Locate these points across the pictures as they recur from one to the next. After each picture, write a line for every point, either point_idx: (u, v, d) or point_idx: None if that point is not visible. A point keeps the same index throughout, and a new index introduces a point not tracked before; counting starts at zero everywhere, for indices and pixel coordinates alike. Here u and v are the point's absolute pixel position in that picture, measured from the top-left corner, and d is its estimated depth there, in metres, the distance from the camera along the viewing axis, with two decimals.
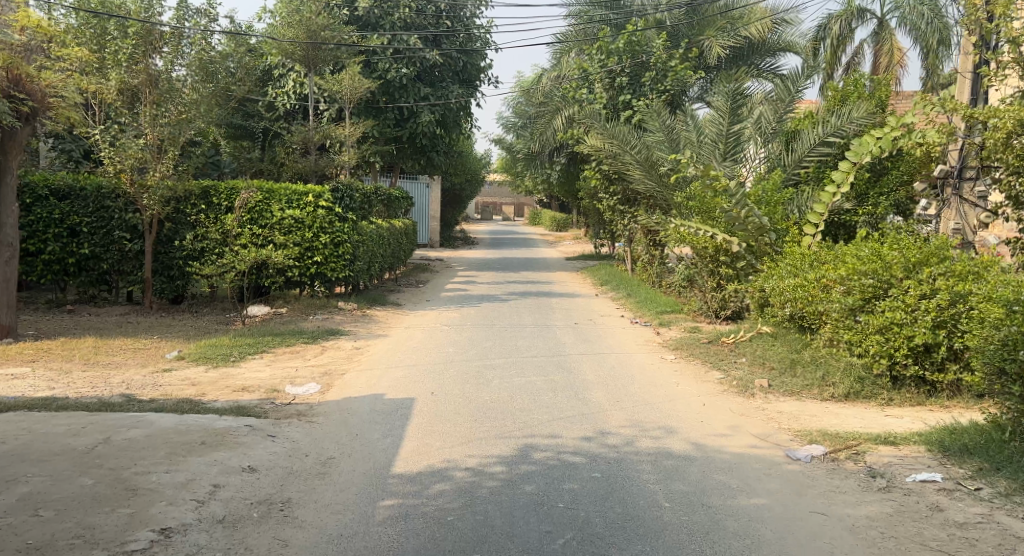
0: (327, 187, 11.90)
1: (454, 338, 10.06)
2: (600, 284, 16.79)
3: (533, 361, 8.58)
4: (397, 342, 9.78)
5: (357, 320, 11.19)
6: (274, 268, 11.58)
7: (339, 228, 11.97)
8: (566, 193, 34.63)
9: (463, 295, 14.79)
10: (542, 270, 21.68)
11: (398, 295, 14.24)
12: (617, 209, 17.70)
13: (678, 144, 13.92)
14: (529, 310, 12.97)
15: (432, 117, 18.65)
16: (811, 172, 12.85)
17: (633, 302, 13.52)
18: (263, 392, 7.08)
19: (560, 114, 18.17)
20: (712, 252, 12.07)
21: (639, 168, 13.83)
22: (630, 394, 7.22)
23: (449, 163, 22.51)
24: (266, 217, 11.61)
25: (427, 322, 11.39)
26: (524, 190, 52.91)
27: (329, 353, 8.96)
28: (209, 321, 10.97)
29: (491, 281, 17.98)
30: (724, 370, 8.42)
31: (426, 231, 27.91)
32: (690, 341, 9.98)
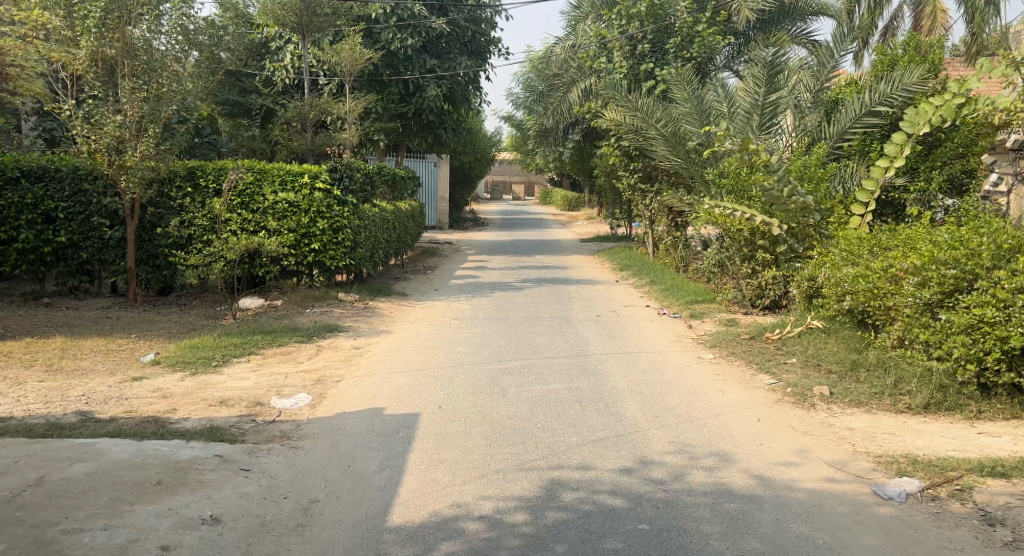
0: (325, 167, 10.87)
1: (466, 335, 9.04)
2: (620, 268, 15.75)
3: (556, 364, 7.55)
4: (402, 341, 8.77)
5: (359, 314, 10.20)
6: (267, 256, 10.57)
7: (339, 212, 10.93)
8: (580, 170, 33.53)
9: (474, 283, 13.77)
10: (557, 252, 20.66)
11: (405, 284, 13.25)
12: (636, 188, 16.65)
13: (707, 115, 12.83)
14: (547, 300, 11.93)
15: (438, 91, 17.65)
16: (856, 146, 11.84)
17: (659, 290, 12.45)
18: (244, 407, 6.09)
19: (576, 86, 17.22)
20: (748, 236, 10.97)
21: (666, 143, 12.78)
22: (671, 407, 6.20)
23: (458, 140, 21.48)
24: (258, 201, 10.58)
25: (436, 316, 10.39)
26: (535, 168, 51.66)
27: (325, 355, 7.96)
28: (196, 315, 9.97)
29: (503, 266, 16.95)
30: (773, 373, 7.38)
31: (435, 212, 26.88)
32: (728, 337, 8.94)
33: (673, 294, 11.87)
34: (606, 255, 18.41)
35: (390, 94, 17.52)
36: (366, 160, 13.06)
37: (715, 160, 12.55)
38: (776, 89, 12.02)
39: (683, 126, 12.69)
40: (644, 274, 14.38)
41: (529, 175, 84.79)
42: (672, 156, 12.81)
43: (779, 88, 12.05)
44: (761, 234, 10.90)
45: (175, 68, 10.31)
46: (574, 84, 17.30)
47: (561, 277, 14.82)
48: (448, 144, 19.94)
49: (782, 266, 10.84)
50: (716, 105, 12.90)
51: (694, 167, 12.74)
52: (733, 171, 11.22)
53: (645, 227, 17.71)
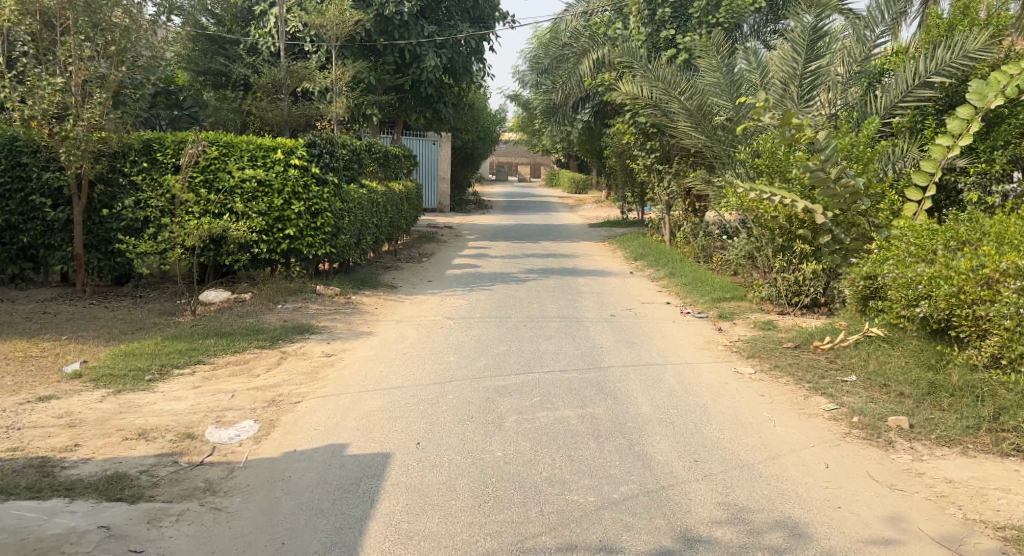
0: (302, 141, 9.61)
1: (460, 339, 7.73)
2: (634, 258, 14.40)
3: (565, 382, 6.24)
4: (384, 346, 7.46)
5: (338, 311, 8.89)
6: (234, 242, 9.25)
7: (317, 193, 9.63)
8: (589, 151, 32.19)
9: (473, 274, 12.45)
10: (565, 238, 19.31)
11: (396, 274, 11.92)
12: (652, 169, 15.29)
13: (738, 88, 11.44)
14: (555, 295, 10.60)
15: (437, 60, 16.40)
16: (905, 123, 10.48)
17: (680, 285, 11.11)
18: (169, 441, 4.78)
19: (588, 56, 15.98)
20: (785, 224, 9.62)
21: (693, 118, 11.41)
22: (713, 445, 4.87)
23: (460, 116, 20.14)
24: (224, 179, 9.27)
25: (428, 313, 9.08)
26: (541, 150, 50.17)
27: (288, 365, 6.64)
28: (150, 310, 8.65)
29: (506, 253, 15.62)
30: (831, 396, 6.05)
31: (436, 194, 25.56)
32: (768, 344, 7.61)
33: (697, 290, 10.52)
34: (618, 243, 17.06)
35: (386, 64, 16.33)
36: (352, 135, 11.76)
37: (751, 138, 11.23)
38: (818, 58, 10.74)
39: (712, 99, 11.42)
40: (661, 265, 13.03)
41: (536, 158, 83.17)
42: (699, 134, 11.43)
43: (822, 57, 10.77)
44: (801, 223, 9.54)
45: (127, 24, 8.99)
46: (586, 54, 16.17)
47: (569, 266, 13.48)
48: (449, 120, 18.59)
49: (824, 259, 9.49)
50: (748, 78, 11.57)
51: (721, 148, 11.33)
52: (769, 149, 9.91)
53: (660, 212, 16.34)
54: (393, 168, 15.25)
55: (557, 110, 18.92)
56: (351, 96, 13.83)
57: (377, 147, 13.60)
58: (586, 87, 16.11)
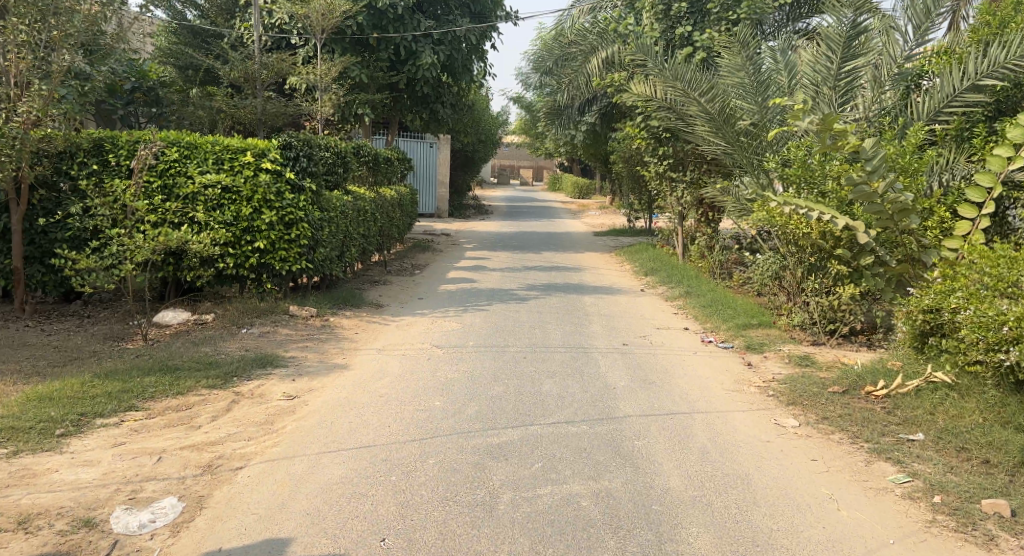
0: (275, 143, 8.54)
1: (449, 374, 6.64)
2: (644, 272, 13.31)
3: (570, 439, 5.14)
4: (360, 384, 6.35)
5: (311, 336, 7.79)
6: (196, 257, 8.15)
7: (291, 200, 8.53)
8: (595, 155, 31.16)
9: (467, 289, 11.37)
10: (568, 248, 18.24)
11: (383, 289, 10.83)
12: (663, 176, 14.21)
13: (765, 89, 10.31)
14: (559, 317, 9.51)
15: (435, 58, 15.42)
16: (952, 130, 9.37)
17: (698, 307, 10.01)
18: (58, 532, 3.69)
19: (596, 55, 15.02)
20: (820, 242, 8.53)
21: (715, 122, 10.32)
22: (765, 546, 3.78)
23: (459, 118, 19.07)
24: (185, 184, 8.17)
25: (415, 339, 7.98)
26: (544, 153, 49.13)
27: (238, 411, 5.54)
28: (96, 333, 7.55)
29: (505, 265, 14.52)
30: (897, 462, 4.95)
31: (434, 199, 24.54)
32: (810, 386, 6.50)
33: (718, 314, 9.43)
34: (626, 254, 15.97)
35: (379, 61, 15.22)
36: (336, 137, 10.70)
37: (781, 144, 10.18)
38: (856, 56, 9.66)
39: (735, 101, 10.33)
40: (674, 282, 11.95)
41: (539, 161, 82.18)
42: (722, 139, 10.34)
43: (863, 55, 9.70)
44: (838, 241, 8.46)
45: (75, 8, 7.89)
46: (594, 52, 15.12)
47: (574, 282, 12.42)
48: (447, 122, 17.54)
49: (864, 282, 8.38)
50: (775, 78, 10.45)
51: (745, 154, 10.24)
52: (802, 158, 8.84)
53: (671, 222, 15.26)
54: (385, 172, 14.18)
55: (563, 112, 17.78)
56: (339, 95, 12.79)
57: (366, 149, 12.52)
58: (594, 88, 15.11)
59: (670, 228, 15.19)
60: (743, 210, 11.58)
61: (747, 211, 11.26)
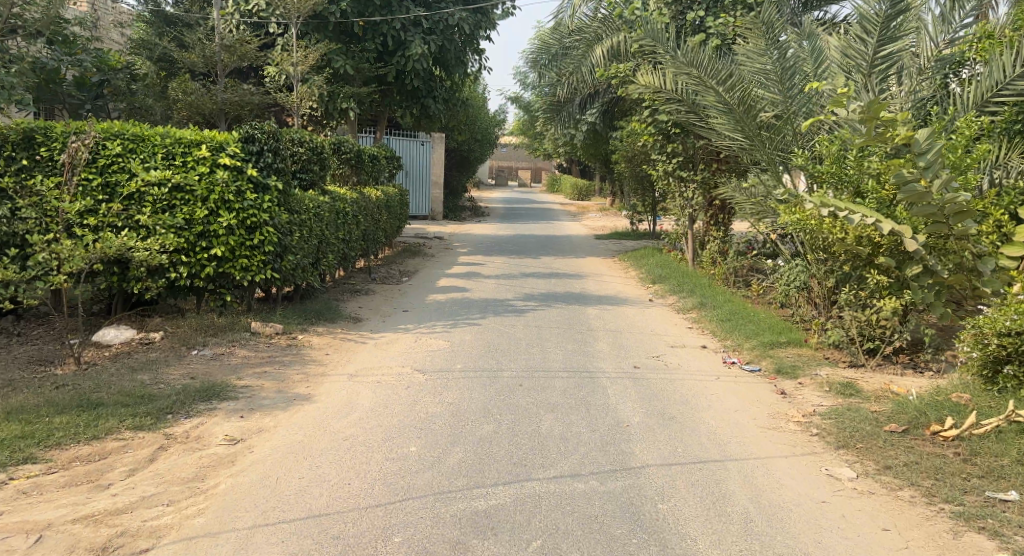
0: (235, 136, 7.54)
1: (429, 407, 5.59)
2: (651, 280, 12.28)
3: (576, 502, 4.09)
4: (321, 420, 5.29)
5: (274, 359, 6.72)
6: (142, 266, 7.09)
7: (253, 202, 7.50)
8: (594, 155, 30.15)
9: (458, 300, 10.31)
10: (568, 252, 17.21)
11: (365, 300, 9.76)
12: (671, 176, 13.15)
13: (792, 76, 9.18)
14: (560, 332, 8.47)
15: (425, 48, 14.42)
16: (1003, 122, 8.31)
17: (715, 321, 8.96)
18: None
19: (601, 44, 14.11)
20: (858, 249, 7.50)
21: (734, 113, 9.32)
22: None
23: (453, 115, 18.03)
24: (129, 183, 7.11)
25: (395, 361, 6.93)
26: (543, 154, 48.11)
27: (164, 463, 4.48)
28: (21, 355, 6.47)
29: (500, 271, 13.48)
30: (992, 534, 3.91)
31: (427, 200, 23.50)
32: (861, 423, 5.45)
33: (739, 329, 8.37)
34: (631, 259, 14.93)
35: (365, 52, 14.47)
36: (312, 132, 9.70)
37: (808, 138, 9.19)
38: (895, 39, 8.58)
39: (758, 90, 9.30)
40: (686, 291, 10.88)
41: (537, 163, 81.17)
42: (742, 134, 9.35)
43: (900, 38, 8.62)
44: (876, 247, 7.46)
45: None
46: (598, 41, 14.24)
47: (577, 291, 11.38)
48: (440, 119, 16.51)
49: (907, 295, 7.34)
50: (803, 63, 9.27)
51: (768, 150, 9.22)
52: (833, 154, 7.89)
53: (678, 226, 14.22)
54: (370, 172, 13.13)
55: (562, 109, 16.66)
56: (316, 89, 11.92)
57: (348, 145, 11.50)
58: (598, 80, 14.17)
59: (677, 232, 14.14)
60: (761, 212, 10.51)
61: (765, 212, 10.22)
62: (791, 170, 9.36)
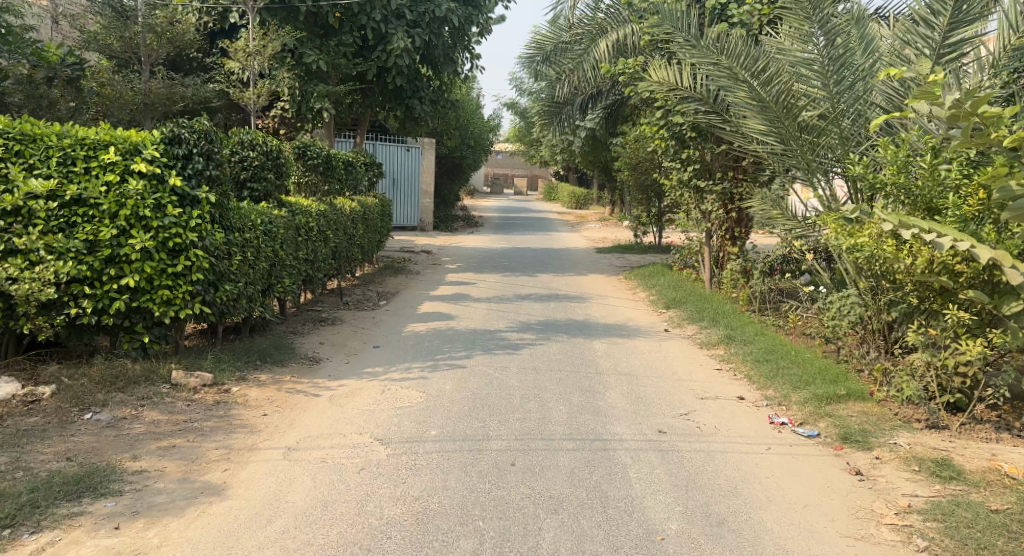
0: (156, 136, 6.03)
1: (385, 508, 4.05)
2: (664, 305, 10.76)
3: None
4: (229, 536, 3.75)
5: (191, 425, 5.15)
6: (30, 302, 5.55)
7: (176, 218, 5.98)
8: (594, 161, 28.68)
9: (441, 331, 8.75)
10: (568, 268, 15.72)
11: (331, 333, 8.23)
12: (685, 187, 11.57)
13: (841, 68, 7.64)
14: (560, 376, 6.94)
15: (408, 43, 12.97)
16: None
17: (750, 362, 7.41)
18: None
19: (606, 38, 12.66)
20: (936, 272, 6.08)
21: (772, 111, 7.98)
22: None
23: (442, 119, 16.50)
24: (13, 196, 5.58)
25: (351, 425, 5.37)
26: (539, 161, 46.64)
27: None
28: None
29: (492, 292, 11.97)
30: None
31: (416, 209, 22.02)
32: (985, 536, 3.93)
33: (783, 377, 6.82)
34: (639, 278, 13.43)
35: (342, 46, 13.05)
36: (264, 134, 8.20)
37: (858, 141, 7.76)
38: (969, 22, 7.07)
39: (799, 83, 7.88)
40: (709, 320, 9.33)
41: (534, 171, 79.80)
42: (778, 135, 8.01)
43: (974, 21, 7.08)
44: (943, 271, 6.10)
45: None
46: (602, 35, 12.79)
47: (580, 319, 9.81)
48: (427, 122, 15.00)
49: (1000, 337, 5.84)
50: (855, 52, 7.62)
51: (810, 153, 7.91)
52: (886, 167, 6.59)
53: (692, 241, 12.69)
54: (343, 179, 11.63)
55: (561, 111, 15.10)
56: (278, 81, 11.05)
57: (313, 149, 10.02)
58: (603, 77, 12.69)
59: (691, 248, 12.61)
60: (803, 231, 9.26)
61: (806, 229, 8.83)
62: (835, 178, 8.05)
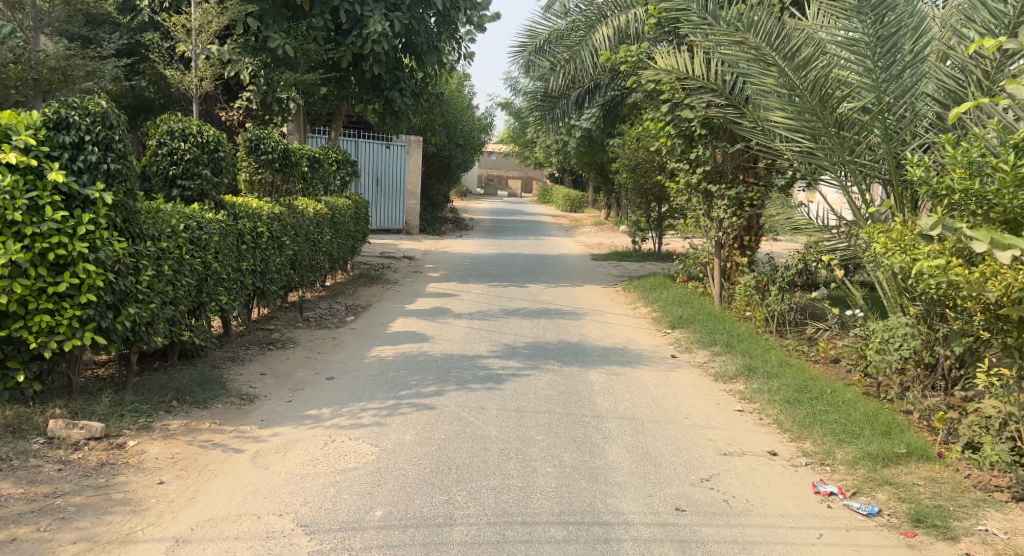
0: (36, 119, 4.84)
1: None
2: (669, 324, 9.50)
3: None
4: None
5: (52, 503, 3.86)
6: None
7: (56, 224, 4.72)
8: (590, 163, 27.53)
9: (412, 356, 7.46)
10: (561, 277, 14.50)
11: (280, 361, 6.94)
12: (692, 191, 10.29)
13: (891, 51, 6.32)
14: (548, 418, 5.67)
15: (386, 27, 11.66)
16: None
17: (778, 401, 6.15)
18: None
19: (606, 23, 11.43)
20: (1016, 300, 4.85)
21: (806, 102, 6.57)
22: None
23: (426, 115, 15.22)
24: None
25: (271, 501, 4.10)
26: (532, 163, 45.45)
27: None
28: None
29: (475, 306, 10.70)
30: None
31: (400, 211, 20.84)
32: None
33: (821, 425, 5.52)
34: (639, 290, 12.19)
35: (312, 29, 11.76)
36: (200, 122, 6.94)
37: (903, 138, 6.58)
38: None
39: (837, 69, 6.53)
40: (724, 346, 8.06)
41: (527, 172, 78.69)
42: (809, 131, 6.72)
43: None
44: (1022, 302, 4.89)
45: None
46: (601, 21, 11.58)
47: (573, 341, 8.55)
48: (408, 118, 13.72)
49: None
50: (909, 32, 6.30)
51: (846, 151, 6.68)
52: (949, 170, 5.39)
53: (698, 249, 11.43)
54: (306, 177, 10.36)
55: (556, 106, 13.84)
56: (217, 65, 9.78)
57: (267, 142, 8.72)
58: (603, 68, 11.44)
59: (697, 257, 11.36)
60: (843, 250, 7.97)
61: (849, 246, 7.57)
62: (872, 182, 6.90)
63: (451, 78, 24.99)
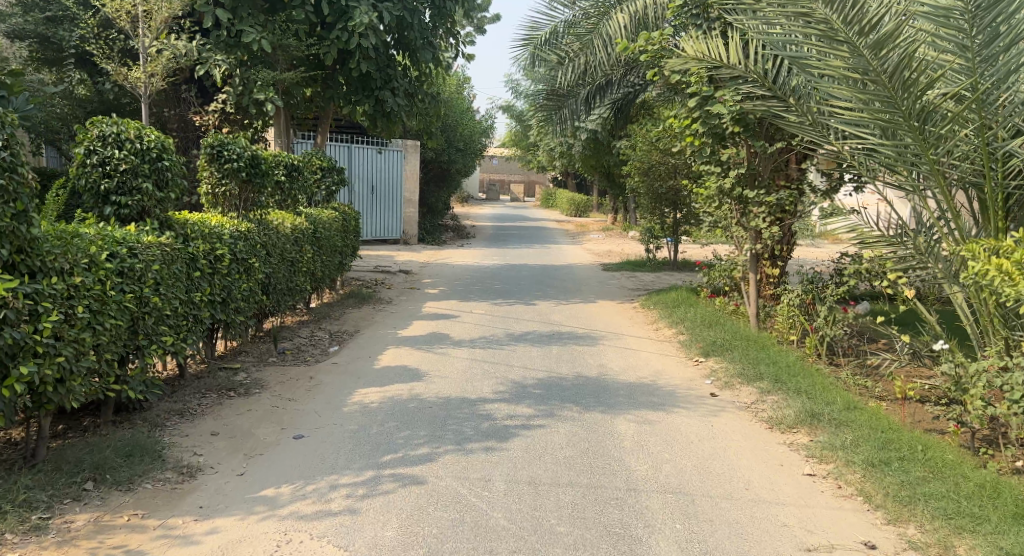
0: None
1: None
2: (701, 349, 8.28)
3: None
4: None
5: None
6: None
7: None
8: (597, 166, 26.37)
9: (402, 401, 6.22)
10: (572, 291, 13.28)
11: (241, 414, 5.72)
12: (724, 197, 8.99)
13: (995, 22, 4.99)
14: (572, 494, 4.44)
15: (374, 16, 10.43)
16: None
17: (858, 462, 4.92)
18: None
19: (621, 9, 10.27)
20: None
21: (881, 88, 5.30)
22: None
23: (422, 118, 13.96)
24: None
25: None
26: (535, 166, 44.36)
27: None
28: None
29: (478, 329, 9.47)
30: None
31: (398, 220, 19.67)
32: None
33: (925, 500, 4.31)
34: (660, 307, 10.96)
35: (292, 22, 10.56)
36: (141, 124, 5.71)
37: (998, 130, 5.36)
38: None
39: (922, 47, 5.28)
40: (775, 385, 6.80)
41: (530, 176, 77.59)
42: (880, 125, 5.48)
43: None
44: None
45: None
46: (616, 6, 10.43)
47: (593, 375, 7.31)
48: (401, 120, 12.49)
49: None
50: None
51: (926, 149, 5.46)
52: None
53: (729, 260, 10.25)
54: (282, 188, 9.13)
55: (564, 105, 12.54)
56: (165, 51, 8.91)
57: (231, 148, 7.49)
58: (620, 58, 10.27)
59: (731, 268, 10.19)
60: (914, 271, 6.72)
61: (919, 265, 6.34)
62: (958, 183, 5.69)
63: (449, 79, 23.78)
